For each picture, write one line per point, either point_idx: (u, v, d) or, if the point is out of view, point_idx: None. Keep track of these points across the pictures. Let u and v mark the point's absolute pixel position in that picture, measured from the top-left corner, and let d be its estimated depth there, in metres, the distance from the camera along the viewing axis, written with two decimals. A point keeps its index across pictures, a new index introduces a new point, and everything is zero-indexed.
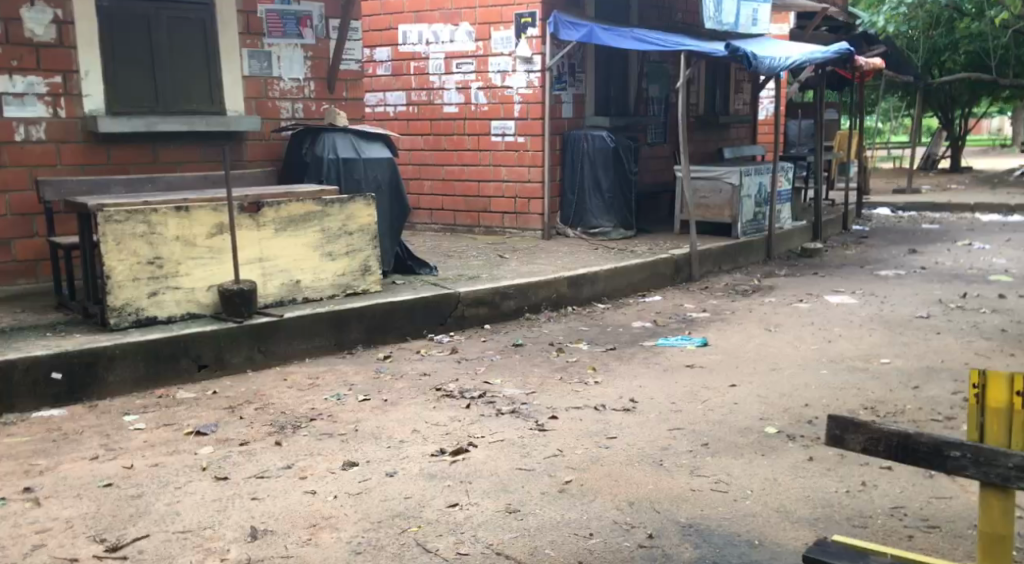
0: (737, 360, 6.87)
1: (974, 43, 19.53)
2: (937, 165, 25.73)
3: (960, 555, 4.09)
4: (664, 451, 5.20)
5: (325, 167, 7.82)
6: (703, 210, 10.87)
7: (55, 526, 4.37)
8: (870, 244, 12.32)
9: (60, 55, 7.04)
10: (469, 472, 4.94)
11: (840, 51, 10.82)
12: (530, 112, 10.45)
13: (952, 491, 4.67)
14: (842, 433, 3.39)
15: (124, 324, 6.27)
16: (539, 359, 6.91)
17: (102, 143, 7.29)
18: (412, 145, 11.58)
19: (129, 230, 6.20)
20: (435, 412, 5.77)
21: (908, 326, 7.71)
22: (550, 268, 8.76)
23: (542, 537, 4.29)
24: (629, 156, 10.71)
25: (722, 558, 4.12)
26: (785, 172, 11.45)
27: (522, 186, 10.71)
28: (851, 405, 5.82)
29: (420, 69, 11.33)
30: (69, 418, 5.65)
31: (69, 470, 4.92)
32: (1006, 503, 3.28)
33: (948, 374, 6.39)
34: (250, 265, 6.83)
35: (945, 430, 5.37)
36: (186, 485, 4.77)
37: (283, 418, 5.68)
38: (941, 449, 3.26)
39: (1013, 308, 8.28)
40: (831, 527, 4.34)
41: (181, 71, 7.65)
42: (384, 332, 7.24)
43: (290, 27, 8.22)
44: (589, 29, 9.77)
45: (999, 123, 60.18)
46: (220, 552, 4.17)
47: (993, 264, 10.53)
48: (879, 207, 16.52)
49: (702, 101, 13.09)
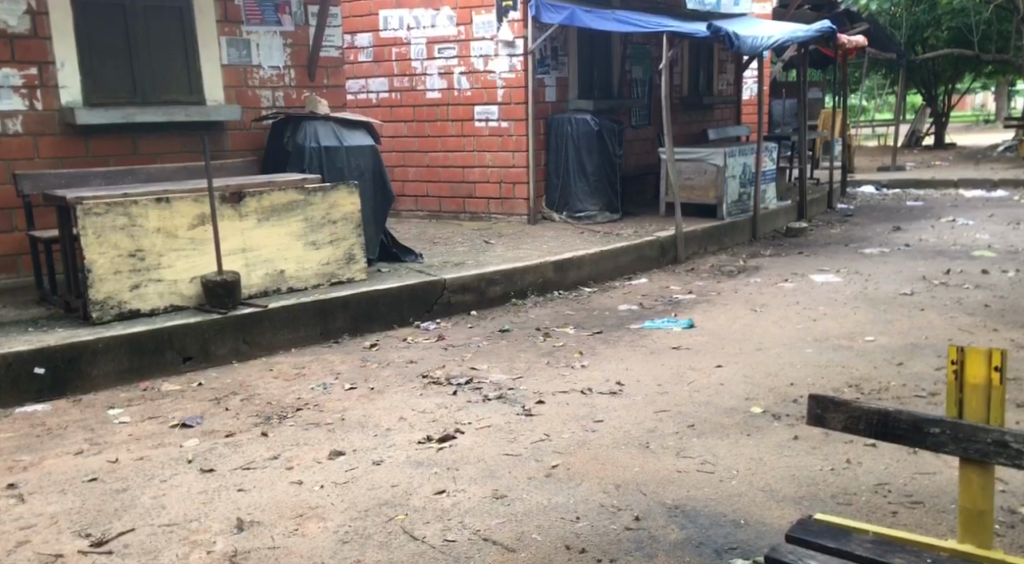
0: (723, 341, 6.88)
1: (957, 19, 19.89)
2: (920, 141, 25.77)
3: (944, 531, 4.10)
4: (651, 433, 5.20)
5: (307, 157, 7.78)
6: (688, 190, 10.84)
7: (39, 521, 4.35)
8: (855, 222, 12.32)
9: (34, 46, 6.96)
10: (456, 458, 4.94)
11: (823, 30, 10.76)
12: (514, 96, 10.40)
13: (935, 467, 4.69)
14: (823, 413, 3.39)
15: (106, 317, 6.24)
16: (525, 344, 6.89)
17: (80, 135, 7.22)
18: (396, 131, 11.57)
19: (110, 222, 6.15)
20: (422, 400, 5.76)
21: (893, 303, 7.73)
22: (536, 253, 8.73)
23: (531, 522, 4.29)
24: (613, 139, 10.70)
25: (708, 539, 4.13)
26: (769, 152, 11.45)
27: (506, 171, 10.68)
28: (836, 384, 5.83)
29: (402, 54, 11.26)
30: (53, 413, 5.61)
31: (53, 466, 4.89)
32: (986, 479, 3.29)
33: (931, 350, 6.43)
34: (234, 256, 6.79)
35: (929, 406, 5.39)
36: (171, 478, 4.75)
37: (269, 408, 5.66)
38: (920, 426, 3.25)
39: (997, 283, 8.31)
40: (816, 505, 4.36)
41: (159, 61, 7.58)
42: (370, 321, 7.21)
43: (268, 15, 8.16)
44: (571, 12, 9.69)
45: (983, 99, 60.76)
46: (206, 545, 4.15)
47: (977, 239, 10.57)
48: (864, 185, 16.52)
49: (685, 81, 13.10)
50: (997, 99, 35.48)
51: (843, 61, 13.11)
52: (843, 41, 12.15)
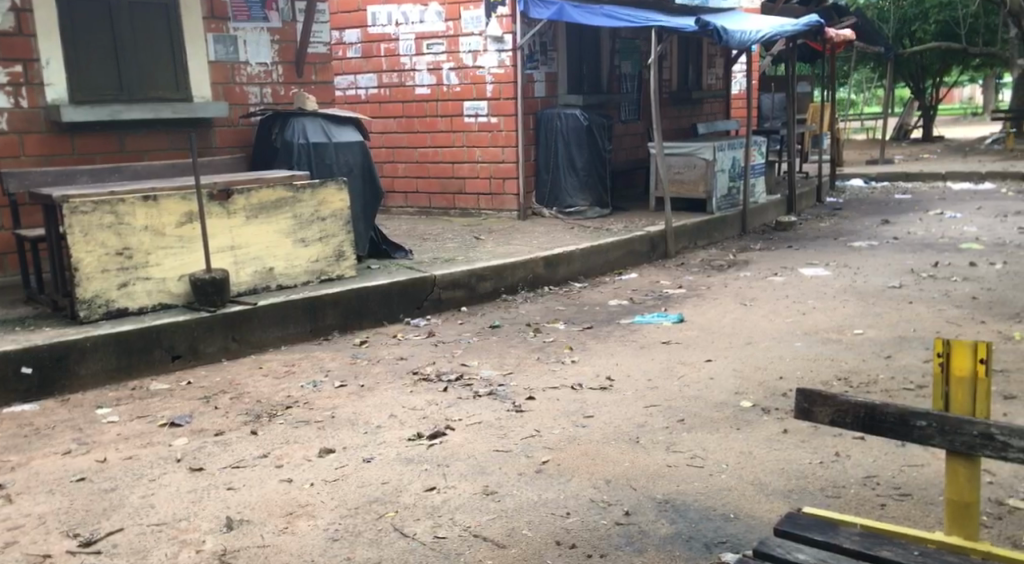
0: (713, 335, 6.89)
1: (944, 11, 20.26)
2: (908, 134, 25.78)
3: (933, 523, 4.11)
4: (640, 428, 5.20)
5: (296, 153, 7.75)
6: (677, 186, 10.84)
7: (28, 522, 4.33)
8: (844, 216, 12.34)
9: (19, 44, 6.90)
10: (446, 455, 4.93)
11: (811, 24, 10.77)
12: (502, 92, 10.39)
13: (923, 459, 4.70)
14: (810, 406, 3.40)
15: (94, 316, 6.21)
16: (516, 341, 6.89)
17: (66, 132, 7.17)
18: (384, 128, 11.53)
19: (97, 220, 6.12)
20: (413, 396, 5.76)
21: (882, 296, 7.75)
22: (526, 248, 8.73)
23: (520, 518, 4.29)
24: (602, 134, 10.70)
25: (698, 534, 4.13)
26: (757, 146, 11.46)
27: (496, 167, 10.67)
28: (825, 377, 5.84)
29: (390, 50, 11.22)
30: (41, 413, 5.58)
31: (41, 466, 4.88)
32: (972, 472, 3.30)
33: (919, 343, 6.44)
34: (222, 254, 6.76)
35: (918, 399, 5.40)
36: (160, 477, 4.74)
37: (259, 406, 5.64)
38: (908, 420, 3.25)
39: (983, 276, 8.33)
40: (806, 498, 4.36)
41: (144, 57, 7.54)
42: (360, 317, 7.20)
43: (255, 11, 8.14)
44: (560, 7, 9.63)
45: (973, 92, 61.03)
46: (196, 544, 4.14)
47: (964, 232, 10.61)
48: (852, 177, 16.57)
49: (674, 76, 13.11)
50: (985, 92, 35.63)
51: (831, 55, 13.11)
52: (831, 35, 12.15)
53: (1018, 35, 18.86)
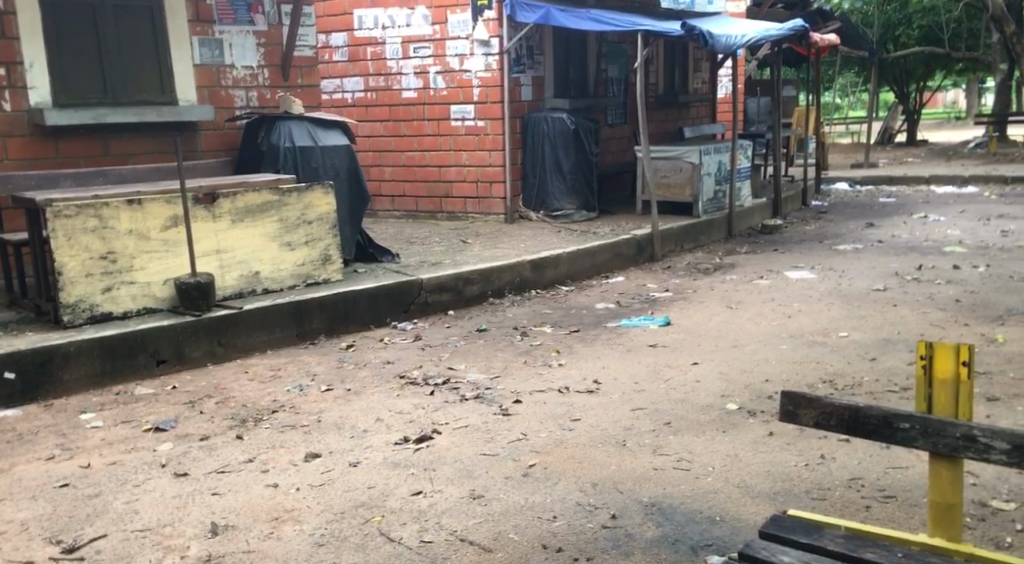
0: (699, 338, 6.91)
1: (928, 17, 20.45)
2: (893, 139, 25.86)
3: (916, 525, 4.13)
4: (627, 431, 5.20)
5: (281, 156, 7.76)
6: (663, 189, 10.82)
7: (9, 528, 4.30)
8: (829, 219, 12.39)
9: (2, 47, 6.86)
10: (433, 459, 4.92)
11: (796, 28, 10.83)
12: (489, 95, 10.40)
13: (907, 460, 4.73)
14: (795, 409, 3.41)
15: (78, 321, 6.18)
16: (502, 344, 6.89)
17: (50, 135, 7.13)
18: (371, 131, 11.51)
19: (80, 224, 6.09)
20: (399, 400, 5.75)
21: (867, 299, 7.79)
22: (512, 252, 8.73)
23: (507, 521, 4.29)
24: (588, 137, 10.74)
25: (684, 536, 4.13)
26: (743, 149, 11.50)
27: (483, 170, 10.67)
28: (810, 380, 5.85)
29: (377, 54, 11.20)
30: (24, 418, 5.55)
31: (24, 472, 4.85)
32: (955, 474, 3.31)
33: (904, 345, 6.47)
34: (208, 257, 6.74)
35: (902, 402, 5.42)
36: (144, 483, 4.71)
37: (244, 411, 5.62)
38: (891, 422, 3.27)
39: (967, 278, 8.38)
40: (791, 500, 4.38)
41: (129, 60, 7.51)
42: (346, 321, 7.18)
43: (240, 14, 8.12)
44: (546, 11, 9.62)
45: (957, 96, 61.56)
46: (180, 549, 4.12)
47: (948, 235, 10.67)
48: (837, 181, 16.64)
49: (661, 80, 13.15)
50: (969, 97, 35.87)
51: (816, 58, 13.18)
52: (816, 39, 12.21)
53: (1001, 40, 19.04)
